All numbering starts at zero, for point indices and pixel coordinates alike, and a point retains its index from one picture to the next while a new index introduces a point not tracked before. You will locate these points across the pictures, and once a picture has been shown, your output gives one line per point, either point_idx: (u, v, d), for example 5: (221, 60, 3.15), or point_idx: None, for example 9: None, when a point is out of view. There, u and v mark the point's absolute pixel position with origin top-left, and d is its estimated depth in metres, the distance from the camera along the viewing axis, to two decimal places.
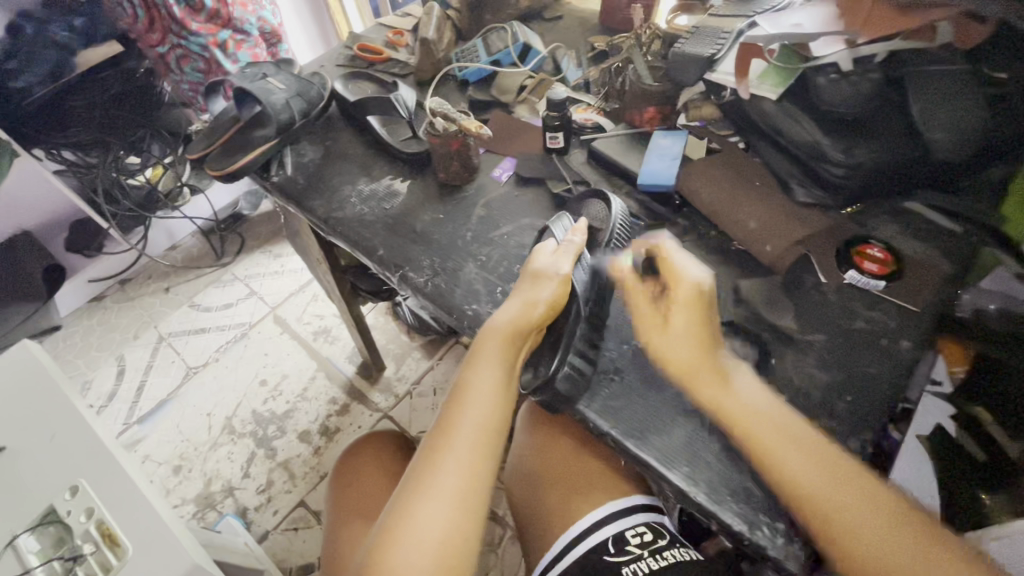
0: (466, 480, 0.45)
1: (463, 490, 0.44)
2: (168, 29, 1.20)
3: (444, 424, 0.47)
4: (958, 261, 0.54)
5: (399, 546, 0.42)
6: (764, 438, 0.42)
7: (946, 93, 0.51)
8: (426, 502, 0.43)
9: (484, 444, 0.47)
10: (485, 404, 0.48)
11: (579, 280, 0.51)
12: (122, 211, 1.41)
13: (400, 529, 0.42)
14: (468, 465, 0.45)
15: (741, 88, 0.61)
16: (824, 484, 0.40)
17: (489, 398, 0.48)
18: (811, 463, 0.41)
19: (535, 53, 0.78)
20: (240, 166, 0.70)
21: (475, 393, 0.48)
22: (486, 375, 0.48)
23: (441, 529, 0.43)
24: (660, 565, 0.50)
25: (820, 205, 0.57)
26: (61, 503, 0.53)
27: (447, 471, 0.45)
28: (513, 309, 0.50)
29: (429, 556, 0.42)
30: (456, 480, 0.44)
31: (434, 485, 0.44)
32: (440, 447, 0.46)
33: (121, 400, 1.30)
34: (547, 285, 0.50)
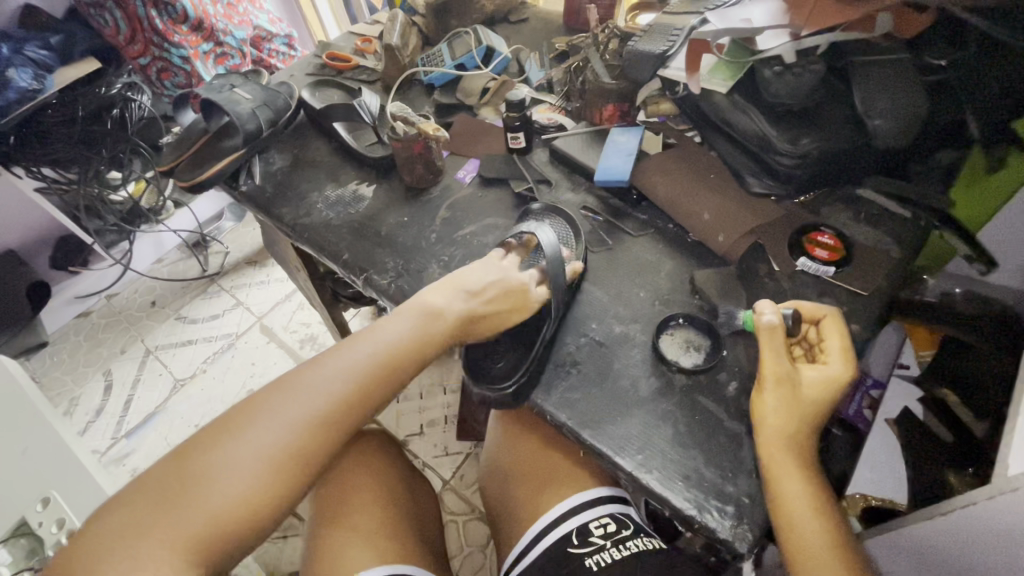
0: (302, 436, 0.40)
1: (294, 446, 0.40)
2: (150, 40, 1.22)
3: (305, 369, 0.43)
4: (905, 246, 0.55)
5: (203, 482, 0.38)
6: (809, 525, 0.39)
7: (886, 84, 0.52)
8: (248, 445, 0.39)
9: (340, 406, 0.42)
10: (354, 365, 0.44)
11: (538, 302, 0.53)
12: (106, 224, 1.45)
13: (210, 461, 0.39)
14: (305, 424, 0.41)
15: (692, 82, 0.61)
16: (811, 523, 0.39)
17: (363, 365, 0.44)
18: (818, 500, 0.40)
19: (498, 56, 0.79)
20: (210, 176, 0.71)
21: (352, 355, 0.44)
22: (368, 346, 0.45)
23: (254, 474, 0.39)
24: (622, 555, 0.51)
25: (773, 195, 0.58)
26: (32, 514, 0.53)
27: (285, 419, 0.41)
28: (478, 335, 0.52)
29: (227, 499, 0.38)
30: (288, 430, 0.40)
31: (262, 429, 0.40)
32: (289, 389, 0.42)
33: (108, 415, 1.30)
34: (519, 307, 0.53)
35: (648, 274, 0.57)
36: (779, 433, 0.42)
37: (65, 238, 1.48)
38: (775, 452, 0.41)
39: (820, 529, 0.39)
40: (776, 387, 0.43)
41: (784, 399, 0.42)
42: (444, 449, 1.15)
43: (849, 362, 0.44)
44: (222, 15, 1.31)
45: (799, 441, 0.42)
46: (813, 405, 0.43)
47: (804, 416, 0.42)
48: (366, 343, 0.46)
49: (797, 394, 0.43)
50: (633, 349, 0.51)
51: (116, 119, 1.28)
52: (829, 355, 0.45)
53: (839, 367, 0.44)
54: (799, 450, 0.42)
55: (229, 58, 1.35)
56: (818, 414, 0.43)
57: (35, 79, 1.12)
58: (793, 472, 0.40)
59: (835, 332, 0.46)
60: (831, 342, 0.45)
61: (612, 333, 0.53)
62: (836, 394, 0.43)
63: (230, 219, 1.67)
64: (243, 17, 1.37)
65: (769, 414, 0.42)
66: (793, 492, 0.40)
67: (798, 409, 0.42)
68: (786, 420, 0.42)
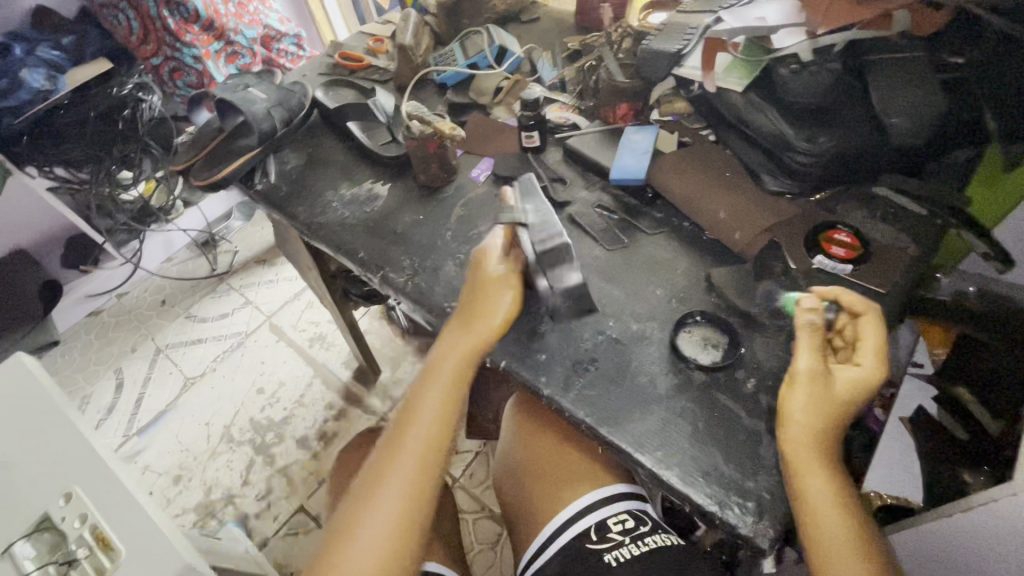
0: (414, 479, 0.47)
1: (413, 490, 0.47)
2: (162, 40, 1.25)
3: (400, 425, 0.50)
4: (922, 243, 0.55)
5: (350, 543, 0.45)
6: (831, 524, 0.40)
7: (903, 82, 0.52)
8: (376, 504, 0.46)
9: (435, 443, 0.49)
10: (434, 405, 0.50)
11: (530, 246, 0.52)
12: (116, 223, 1.46)
13: (352, 525, 0.46)
14: (415, 469, 0.48)
15: (707, 81, 0.62)
16: (834, 520, 0.40)
17: (439, 401, 0.50)
18: (842, 497, 0.41)
19: (510, 55, 0.79)
20: (225, 175, 0.71)
21: (428, 397, 0.50)
22: (437, 385, 0.51)
23: (389, 524, 0.45)
24: (641, 550, 0.51)
25: (789, 193, 0.59)
26: (55, 509, 0.54)
27: (398, 471, 0.47)
28: (491, 289, 0.52)
29: (374, 549, 0.45)
30: (404, 479, 0.47)
31: (384, 489, 0.47)
32: (394, 447, 0.49)
33: (120, 412, 1.31)
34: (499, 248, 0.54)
35: (664, 272, 0.57)
36: (807, 431, 0.42)
37: (76, 238, 1.49)
38: (801, 452, 0.41)
39: (840, 525, 0.40)
40: (806, 385, 0.43)
41: (813, 396, 0.42)
42: None
43: (883, 362, 0.43)
44: (233, 14, 1.32)
45: (826, 438, 0.42)
46: (842, 404, 0.42)
47: (832, 415, 0.42)
48: (436, 381, 0.51)
49: (825, 392, 0.42)
50: (650, 346, 0.52)
51: (128, 119, 1.27)
52: (865, 351, 0.44)
53: (871, 365, 0.43)
54: (826, 448, 0.42)
55: (240, 57, 1.35)
56: (844, 413, 0.43)
57: (48, 79, 1.15)
58: (818, 471, 0.41)
59: (870, 327, 0.45)
60: (867, 338, 0.44)
61: (629, 330, 0.53)
62: (866, 393, 0.43)
63: (238, 219, 1.68)
64: (253, 16, 1.37)
65: (797, 413, 0.42)
66: (818, 489, 0.40)
67: (826, 407, 0.42)
68: (814, 417, 0.42)
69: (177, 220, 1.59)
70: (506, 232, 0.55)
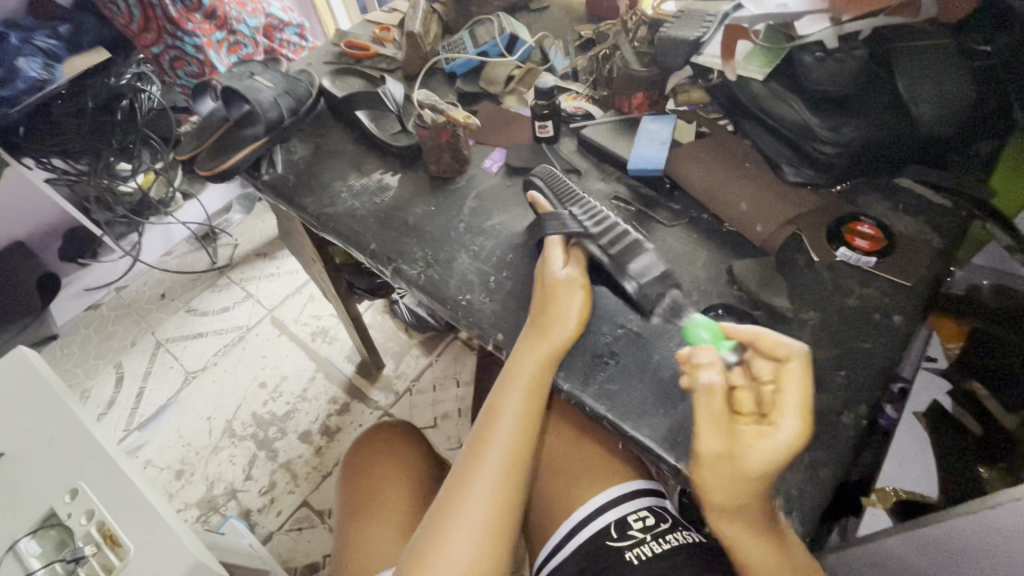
0: (496, 499, 0.48)
1: (496, 509, 0.48)
2: (163, 28, 1.21)
3: (479, 442, 0.51)
4: (947, 235, 0.54)
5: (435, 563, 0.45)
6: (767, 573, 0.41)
7: (932, 70, 0.51)
8: (464, 517, 0.47)
9: (514, 462, 0.50)
10: (512, 424, 0.51)
11: (597, 245, 0.52)
12: (116, 216, 1.44)
13: (438, 545, 0.46)
14: (495, 489, 0.48)
15: (727, 69, 0.60)
16: (765, 563, 0.41)
17: (518, 420, 0.50)
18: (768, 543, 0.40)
19: (521, 44, 0.77)
20: (231, 165, 0.69)
21: (507, 416, 0.51)
22: (514, 402, 0.51)
23: (474, 545, 0.46)
24: (662, 548, 0.50)
25: (810, 184, 0.57)
26: (61, 506, 0.53)
27: (479, 491, 0.48)
28: (558, 295, 0.51)
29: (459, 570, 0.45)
30: (486, 500, 0.48)
31: (468, 505, 0.48)
32: (474, 466, 0.49)
33: (121, 407, 1.30)
34: (558, 255, 0.53)
35: (683, 264, 0.56)
36: (726, 504, 0.40)
37: (74, 230, 1.47)
38: (724, 523, 0.41)
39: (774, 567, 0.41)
40: (721, 463, 0.38)
41: (721, 472, 0.39)
42: (458, 441, 1.16)
43: (804, 420, 0.36)
44: (235, 2, 1.30)
45: (749, 504, 0.39)
46: (756, 479, 0.38)
47: (746, 487, 0.38)
48: (512, 399, 0.51)
49: (738, 466, 0.38)
50: (671, 339, 0.51)
51: (127, 109, 1.27)
52: (783, 416, 0.37)
53: (790, 426, 0.36)
54: (749, 510, 0.40)
55: (242, 46, 1.34)
56: (762, 480, 0.38)
57: (44, 69, 1.11)
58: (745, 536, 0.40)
59: (791, 375, 0.39)
60: (786, 395, 0.38)
61: (649, 324, 0.52)
62: (784, 466, 0.37)
63: (239, 211, 1.66)
64: (256, 5, 1.35)
65: (710, 492, 0.40)
66: (740, 537, 0.41)
67: (740, 482, 0.38)
68: (726, 494, 0.39)
69: (177, 213, 1.58)
70: (561, 240, 0.53)
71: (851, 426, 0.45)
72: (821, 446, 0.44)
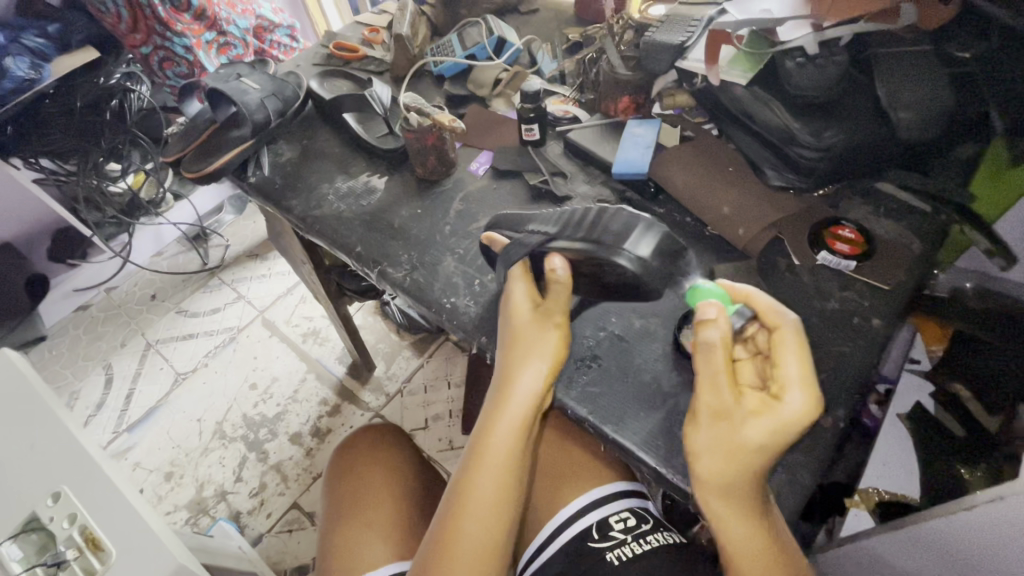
0: (486, 536, 0.46)
1: (487, 546, 0.46)
2: (151, 29, 1.21)
3: (465, 477, 0.47)
4: (925, 240, 0.55)
5: None
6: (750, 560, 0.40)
7: (910, 76, 0.52)
8: (451, 568, 0.45)
9: (503, 497, 0.47)
10: (500, 461, 0.47)
11: (569, 239, 0.46)
12: (105, 217, 1.44)
13: None
14: (486, 526, 0.46)
15: (712, 74, 0.61)
16: (750, 544, 0.40)
17: (504, 455, 0.47)
18: (756, 527, 0.39)
19: (509, 47, 0.78)
20: (217, 167, 0.69)
21: (493, 451, 0.47)
22: (501, 436, 0.47)
23: None
24: (643, 549, 0.51)
25: (791, 188, 0.58)
26: (43, 510, 0.52)
27: (469, 529, 0.46)
28: (532, 332, 0.47)
29: None
30: (476, 537, 0.46)
31: (460, 544, 0.46)
32: (461, 504, 0.47)
33: (110, 408, 1.29)
34: (521, 290, 0.49)
35: None
36: (715, 478, 0.39)
37: (63, 231, 1.46)
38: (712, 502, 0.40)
39: (759, 551, 0.40)
40: (718, 425, 0.39)
41: (717, 439, 0.39)
42: (449, 442, 1.17)
43: (811, 391, 0.37)
44: (225, 3, 1.29)
45: (740, 484, 0.38)
46: (758, 452, 0.38)
47: (746, 465, 0.38)
48: (500, 432, 0.47)
49: (733, 437, 0.38)
50: (653, 343, 0.51)
51: (115, 110, 1.28)
52: (789, 390, 0.38)
53: (797, 401, 0.37)
54: (735, 492, 0.39)
55: (232, 47, 1.33)
56: (759, 462, 0.38)
57: (32, 69, 1.10)
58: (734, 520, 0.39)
59: (790, 343, 0.40)
60: (788, 363, 0.39)
61: (632, 327, 0.52)
62: (793, 437, 0.37)
63: (230, 212, 1.65)
64: (246, 6, 1.35)
65: (706, 461, 0.39)
66: (723, 519, 0.40)
67: (737, 455, 0.38)
68: (721, 469, 0.39)
69: (168, 213, 1.57)
70: (522, 268, 0.49)
71: (830, 428, 0.45)
72: (800, 449, 0.45)
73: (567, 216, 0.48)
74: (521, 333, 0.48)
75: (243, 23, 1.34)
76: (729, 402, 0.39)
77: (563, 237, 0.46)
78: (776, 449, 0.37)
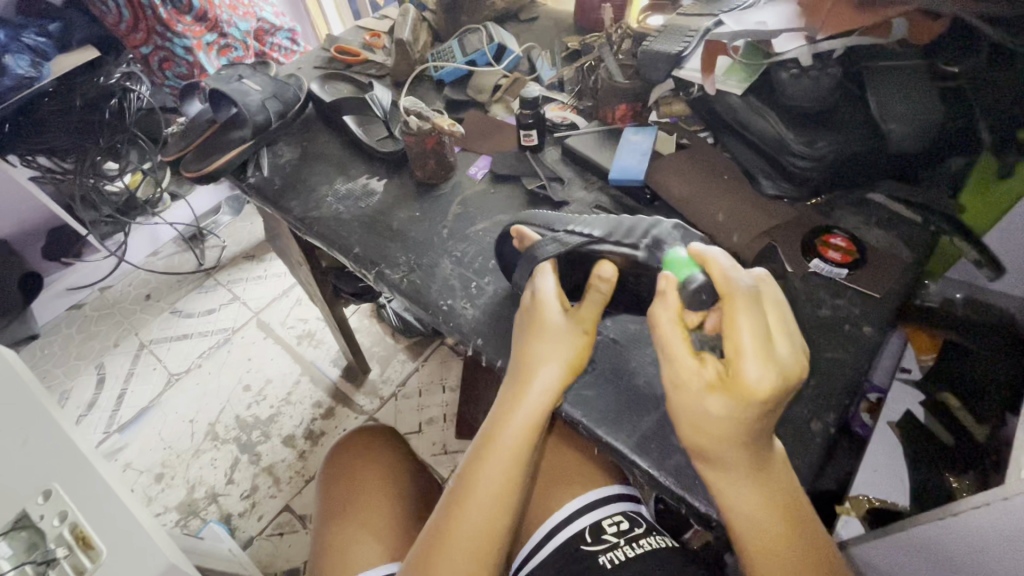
0: (486, 532, 0.46)
1: (485, 542, 0.46)
2: (152, 29, 1.22)
3: (469, 470, 0.47)
4: (917, 249, 0.56)
5: None
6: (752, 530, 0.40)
7: (902, 89, 0.54)
8: (450, 555, 0.45)
9: (507, 493, 0.46)
10: (508, 456, 0.46)
11: (617, 247, 0.47)
12: (101, 216, 1.44)
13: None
14: (486, 522, 0.46)
15: (707, 84, 0.62)
16: (753, 514, 0.40)
17: (513, 450, 0.47)
18: (757, 492, 0.40)
19: (509, 54, 0.79)
20: (215, 168, 0.70)
21: (501, 446, 0.47)
22: (513, 432, 0.47)
23: None
24: (635, 553, 0.51)
25: (785, 197, 0.59)
26: (33, 507, 0.52)
27: (468, 523, 0.46)
28: (559, 334, 0.47)
29: None
30: (475, 532, 0.46)
31: (458, 537, 0.45)
32: (463, 496, 0.47)
33: (102, 408, 1.28)
34: (549, 284, 0.48)
35: None
36: (699, 446, 0.40)
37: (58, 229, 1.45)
38: (710, 470, 0.41)
39: (760, 518, 0.40)
40: (678, 395, 0.40)
41: (682, 408, 0.40)
42: (443, 446, 1.17)
43: (766, 363, 0.36)
44: (227, 6, 1.30)
45: (715, 450, 0.39)
46: (721, 422, 0.38)
47: (712, 434, 0.39)
48: (511, 428, 0.47)
49: (692, 405, 0.39)
50: (648, 347, 0.51)
51: (115, 109, 1.27)
52: (744, 363, 0.37)
53: (753, 375, 0.36)
54: (717, 455, 0.40)
55: (233, 49, 1.34)
56: (735, 433, 0.38)
57: (32, 66, 1.10)
58: (734, 482, 0.40)
59: (745, 323, 0.38)
60: (744, 333, 0.37)
61: (627, 331, 0.53)
62: (754, 409, 0.37)
63: (227, 213, 1.65)
64: (247, 9, 1.36)
65: (689, 435, 0.40)
66: (730, 493, 0.40)
67: (706, 428, 0.39)
68: (695, 434, 0.40)
69: (164, 213, 1.57)
70: (553, 266, 0.49)
71: (821, 433, 0.46)
72: (791, 454, 0.45)
73: (608, 224, 0.50)
74: (544, 336, 0.47)
75: (243, 26, 1.35)
76: (687, 373, 0.39)
77: (609, 244, 0.47)
78: (740, 420, 0.37)
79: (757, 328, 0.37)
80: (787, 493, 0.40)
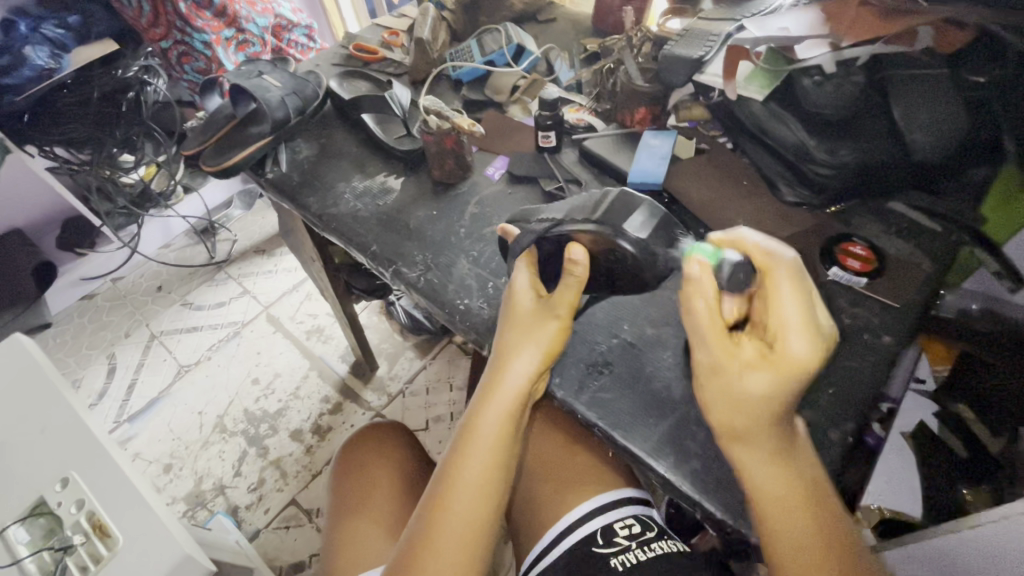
0: (473, 523, 0.46)
1: (472, 531, 0.46)
2: (172, 23, 1.24)
3: (451, 463, 0.48)
4: (938, 261, 0.55)
5: None
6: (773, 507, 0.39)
7: (926, 95, 0.53)
8: (439, 550, 0.45)
9: (491, 479, 0.47)
10: (489, 444, 0.47)
11: (574, 223, 0.47)
12: (115, 207, 1.44)
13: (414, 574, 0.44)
14: (473, 511, 0.46)
15: (729, 89, 0.62)
16: (775, 487, 0.39)
17: (493, 437, 0.48)
18: (777, 466, 0.40)
19: (528, 55, 0.79)
20: (233, 163, 0.70)
21: (482, 435, 0.48)
22: (491, 419, 0.48)
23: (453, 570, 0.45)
24: (646, 557, 0.51)
25: (807, 205, 0.59)
26: (51, 494, 0.53)
27: (455, 515, 0.46)
28: (531, 321, 0.49)
29: None
30: (462, 523, 0.46)
31: (445, 530, 0.45)
32: (447, 489, 0.47)
33: (111, 398, 1.29)
34: (523, 279, 0.51)
35: (678, 278, 0.57)
36: (729, 425, 0.41)
37: (73, 220, 1.47)
38: (736, 447, 0.41)
39: (784, 492, 0.39)
40: (717, 381, 0.41)
41: (719, 392, 0.41)
42: None
43: (812, 341, 0.38)
44: (245, 2, 1.31)
45: (748, 429, 0.40)
46: (759, 399, 0.39)
47: (751, 412, 0.40)
48: (489, 415, 0.48)
49: (728, 389, 0.40)
50: (665, 352, 0.51)
51: (131, 102, 1.27)
52: (788, 337, 0.38)
53: (796, 350, 0.38)
54: (748, 433, 0.40)
55: (250, 45, 1.35)
56: (763, 407, 0.39)
57: (52, 58, 1.14)
58: (758, 457, 0.40)
59: (787, 309, 0.39)
60: (784, 309, 0.39)
61: (644, 335, 0.53)
62: (798, 384, 0.39)
63: (239, 207, 1.66)
64: (266, 5, 1.36)
65: (724, 421, 0.41)
66: (750, 464, 0.40)
67: (742, 406, 0.40)
68: (728, 415, 0.41)
69: (177, 206, 1.57)
70: (528, 259, 0.51)
71: (839, 442, 0.46)
72: None
73: (574, 204, 0.50)
74: (515, 326, 0.49)
75: (262, 22, 1.36)
76: (728, 356, 0.41)
77: (569, 221, 0.48)
78: (780, 397, 0.39)
79: (796, 306, 0.39)
80: (808, 467, 0.41)
